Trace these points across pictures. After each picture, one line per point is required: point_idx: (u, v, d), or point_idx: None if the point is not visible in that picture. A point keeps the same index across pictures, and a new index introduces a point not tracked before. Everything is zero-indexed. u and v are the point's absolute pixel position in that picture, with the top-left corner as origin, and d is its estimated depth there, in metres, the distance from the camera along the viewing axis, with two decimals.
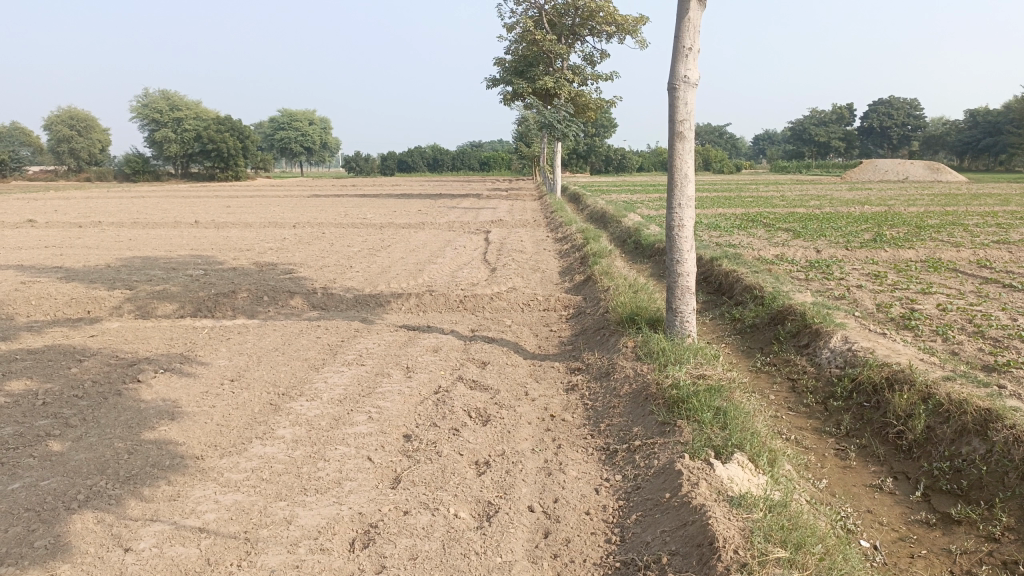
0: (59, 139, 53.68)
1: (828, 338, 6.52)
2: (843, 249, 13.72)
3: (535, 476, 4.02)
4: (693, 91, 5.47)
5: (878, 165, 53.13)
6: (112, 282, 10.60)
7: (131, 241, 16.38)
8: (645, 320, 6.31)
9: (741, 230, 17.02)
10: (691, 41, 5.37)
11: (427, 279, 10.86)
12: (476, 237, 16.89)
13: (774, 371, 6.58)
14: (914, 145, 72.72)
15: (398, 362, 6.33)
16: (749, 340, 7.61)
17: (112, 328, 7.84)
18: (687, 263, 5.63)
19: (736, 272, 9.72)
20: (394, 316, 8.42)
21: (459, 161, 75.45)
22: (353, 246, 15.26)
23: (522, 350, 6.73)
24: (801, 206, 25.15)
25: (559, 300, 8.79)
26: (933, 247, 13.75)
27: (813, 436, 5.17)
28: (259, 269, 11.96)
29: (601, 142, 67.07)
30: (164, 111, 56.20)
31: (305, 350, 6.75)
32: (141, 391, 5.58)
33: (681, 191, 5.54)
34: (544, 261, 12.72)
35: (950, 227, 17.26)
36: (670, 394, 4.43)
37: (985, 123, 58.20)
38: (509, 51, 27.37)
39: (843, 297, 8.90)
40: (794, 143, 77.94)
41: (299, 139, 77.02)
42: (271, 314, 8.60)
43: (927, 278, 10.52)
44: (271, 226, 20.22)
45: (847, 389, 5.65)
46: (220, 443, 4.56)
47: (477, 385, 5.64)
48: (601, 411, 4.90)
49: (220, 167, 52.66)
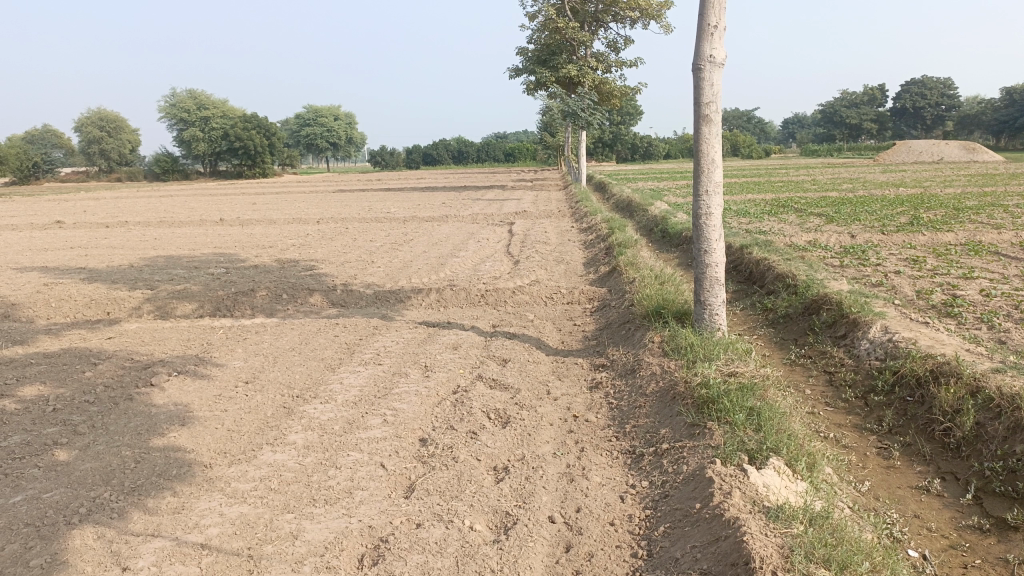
0: (90, 140, 54.35)
1: (867, 328, 6.20)
2: (879, 233, 13.27)
3: (557, 483, 3.79)
4: (720, 71, 5.18)
5: (912, 146, 51.90)
6: (134, 282, 10.54)
7: (156, 241, 16.39)
8: (672, 313, 6.04)
9: (771, 216, 16.59)
10: (716, 19, 5.08)
11: (449, 273, 10.67)
12: (499, 230, 16.68)
13: (809, 364, 6.27)
14: (948, 125, 70.95)
15: (416, 360, 6.12)
16: (782, 331, 7.30)
17: (129, 330, 7.74)
18: (716, 253, 5.35)
19: (766, 260, 9.40)
20: (414, 312, 8.22)
21: (484, 153, 75.26)
22: (376, 241, 15.12)
23: (544, 345, 6.49)
24: (832, 190, 24.55)
25: (583, 293, 8.53)
26: (973, 230, 13.25)
27: (853, 434, 4.87)
28: (281, 266, 11.86)
29: (626, 130, 66.54)
30: (191, 110, 56.63)
31: (321, 349, 6.57)
32: (153, 396, 5.44)
33: (707, 176, 5.26)
34: (568, 252, 12.47)
35: (989, 208, 16.69)
36: (699, 394, 4.16)
37: (1022, 101, 56.51)
38: (531, 41, 27.07)
39: (880, 284, 8.53)
40: (824, 126, 76.53)
41: (324, 135, 77.33)
42: (289, 312, 8.45)
43: (968, 262, 10.09)
44: (295, 222, 20.16)
45: (888, 382, 5.34)
46: (229, 450, 4.39)
47: (497, 384, 5.42)
48: (626, 411, 4.65)
49: (248, 164, 53.12)
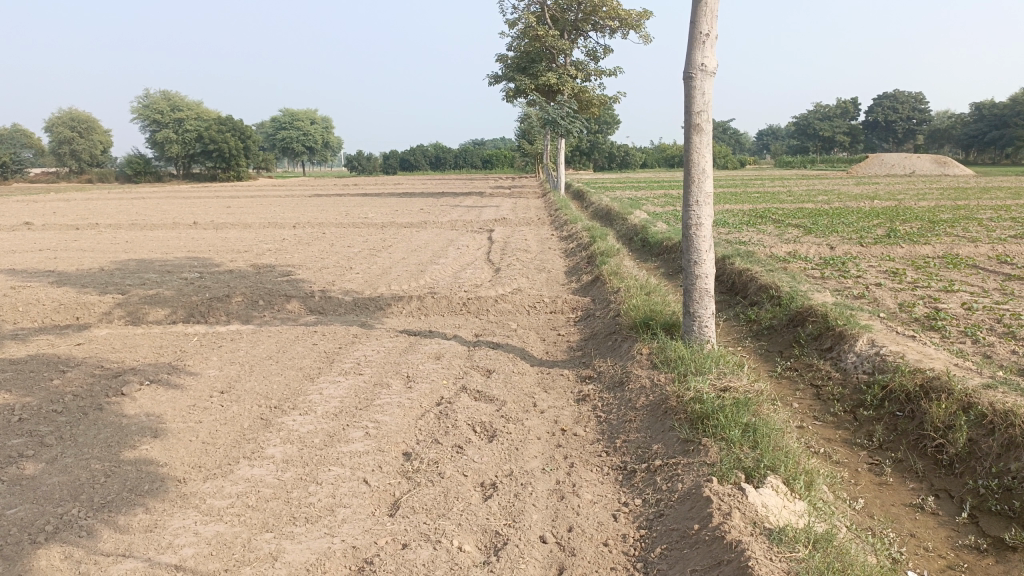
0: (60, 141, 53.39)
1: (853, 341, 6.15)
2: (857, 245, 13.35)
3: (547, 500, 3.67)
4: (712, 80, 5.11)
5: (884, 159, 52.58)
6: (105, 287, 10.25)
7: (128, 244, 16.04)
8: (659, 324, 5.95)
9: (750, 227, 16.63)
10: (708, 27, 5.01)
11: (429, 280, 10.52)
12: (479, 237, 16.57)
13: (795, 377, 6.21)
14: (919, 138, 72.10)
15: (398, 370, 5.98)
16: (767, 343, 7.24)
17: (100, 336, 7.50)
18: (706, 264, 5.27)
19: (749, 271, 9.37)
20: (395, 320, 8.07)
21: (461, 159, 75.17)
22: (354, 246, 14.93)
23: (529, 356, 6.37)
24: (808, 201, 24.75)
25: (566, 302, 8.43)
26: (949, 243, 13.36)
27: (844, 450, 4.80)
28: (257, 272, 11.64)
29: (604, 139, 66.83)
30: (165, 111, 55.76)
31: (300, 358, 6.40)
32: (124, 405, 5.23)
33: (698, 186, 5.18)
34: (549, 260, 12.38)
35: (963, 221, 16.86)
36: (693, 408, 4.07)
37: (990, 116, 57.60)
38: (510, 48, 27.05)
39: (862, 296, 8.53)
40: (798, 139, 77.40)
41: (301, 139, 76.75)
42: (266, 319, 8.26)
43: (947, 275, 10.14)
44: (271, 227, 19.88)
45: (877, 397, 5.28)
46: (204, 464, 4.21)
47: (482, 396, 5.29)
48: (615, 425, 4.54)
49: (222, 167, 52.59)
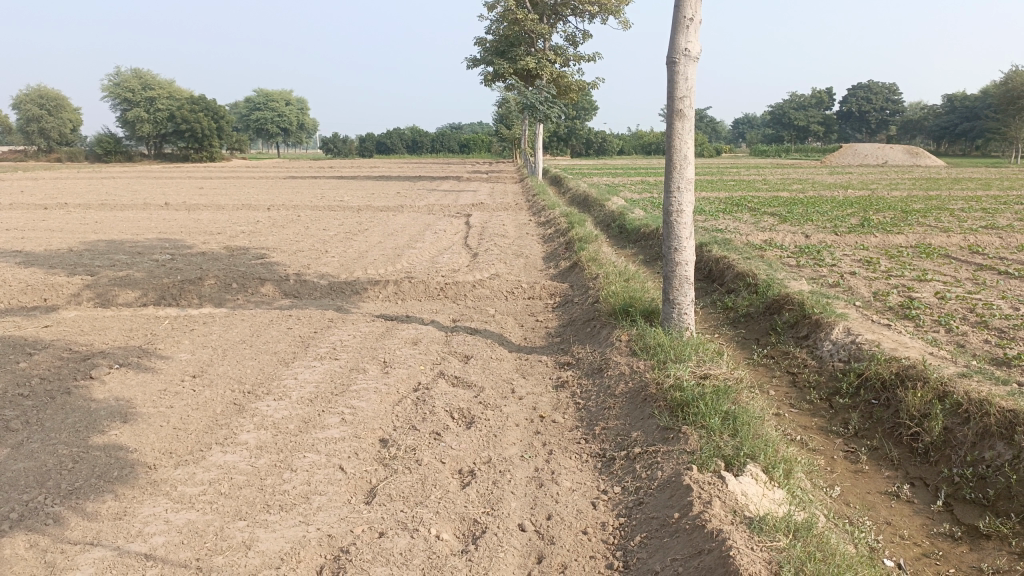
0: (29, 119, 52.13)
1: (830, 329, 6.18)
2: (832, 234, 13.44)
3: (525, 487, 3.63)
4: (694, 65, 5.05)
5: (857, 149, 53.15)
6: (74, 268, 10.03)
7: (98, 224, 15.72)
8: (638, 311, 5.93)
9: (726, 215, 16.71)
10: (692, 11, 4.95)
11: (406, 265, 10.42)
12: (456, 221, 16.46)
13: (772, 364, 6.23)
14: (892, 129, 72.99)
15: (375, 356, 5.90)
16: (744, 330, 7.26)
17: (68, 318, 7.33)
18: (686, 251, 5.25)
19: (726, 258, 9.39)
20: (371, 305, 7.97)
21: (439, 143, 74.79)
22: (330, 229, 14.77)
23: (507, 342, 6.32)
24: (784, 190, 24.93)
25: (544, 288, 8.39)
26: (922, 233, 13.50)
27: (821, 437, 4.82)
28: (230, 254, 11.47)
29: (581, 125, 66.83)
30: (137, 91, 54.59)
31: (274, 342, 6.30)
32: (93, 390, 5.11)
33: (680, 173, 5.14)
34: (526, 246, 12.32)
35: (936, 212, 17.07)
36: (672, 396, 4.05)
37: (962, 108, 58.45)
38: (489, 31, 26.84)
39: (838, 285, 8.59)
40: (773, 127, 77.94)
41: (275, 120, 75.77)
42: (240, 303, 8.13)
43: (920, 265, 10.24)
44: (244, 208, 19.59)
45: (853, 385, 5.31)
46: (176, 450, 4.13)
47: (459, 382, 5.24)
48: (594, 412, 4.52)
49: (195, 147, 51.83)
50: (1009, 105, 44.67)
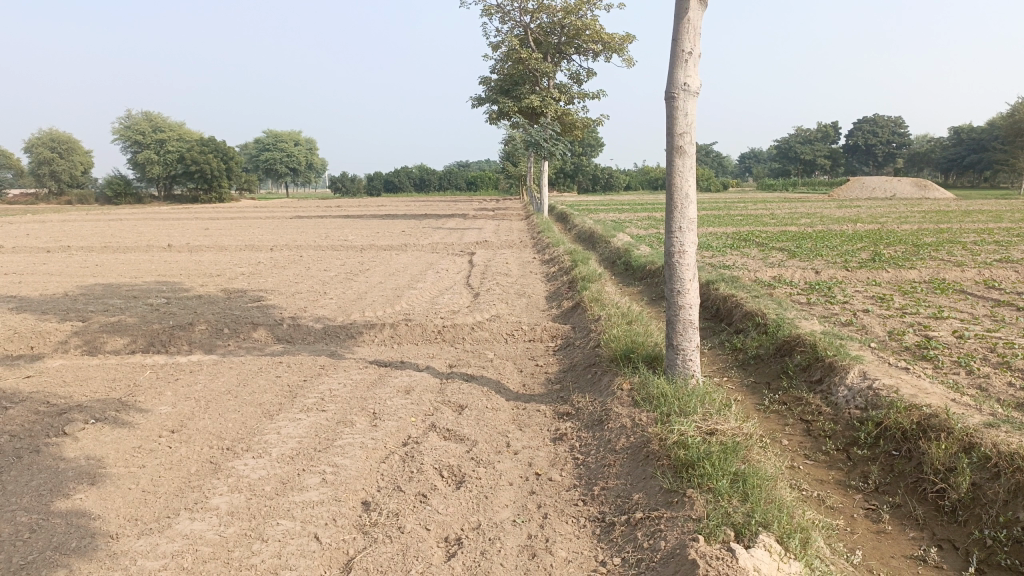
0: (40, 162, 52.64)
1: (844, 373, 5.85)
2: (843, 269, 13.15)
3: (516, 559, 3.31)
4: (695, 100, 4.82)
5: (865, 182, 53.06)
6: (66, 314, 9.81)
7: (98, 267, 15.57)
8: (641, 357, 5.63)
9: (734, 250, 16.44)
10: (690, 44, 4.74)
11: (405, 306, 10.18)
12: (459, 260, 16.27)
13: (784, 411, 5.90)
14: (898, 162, 73.01)
15: (364, 406, 5.61)
16: (753, 374, 6.94)
17: (51, 367, 7.06)
18: (690, 294, 4.96)
19: (734, 296, 9.09)
20: (365, 350, 7.70)
21: (446, 181, 75.23)
22: (331, 270, 14.57)
23: (504, 390, 6.01)
24: (792, 224, 24.71)
25: (545, 330, 8.11)
26: (936, 267, 13.16)
27: (839, 493, 4.48)
28: (227, 297, 11.24)
29: (588, 162, 67.10)
30: (147, 133, 55.05)
31: (261, 392, 6.01)
32: (64, 447, 4.83)
33: (681, 212, 4.88)
34: (529, 285, 12.07)
35: (948, 245, 16.77)
36: (676, 454, 3.74)
37: (969, 140, 58.49)
38: (494, 70, 26.94)
39: (851, 323, 8.27)
40: (779, 161, 78.04)
41: (284, 160, 76.37)
42: (230, 349, 7.87)
43: (935, 301, 9.92)
44: (247, 249, 19.45)
45: (872, 435, 4.98)
46: (142, 517, 3.82)
47: (451, 435, 4.93)
48: (593, 469, 4.20)
49: (204, 188, 52.18)
50: (1016, 136, 44.62)
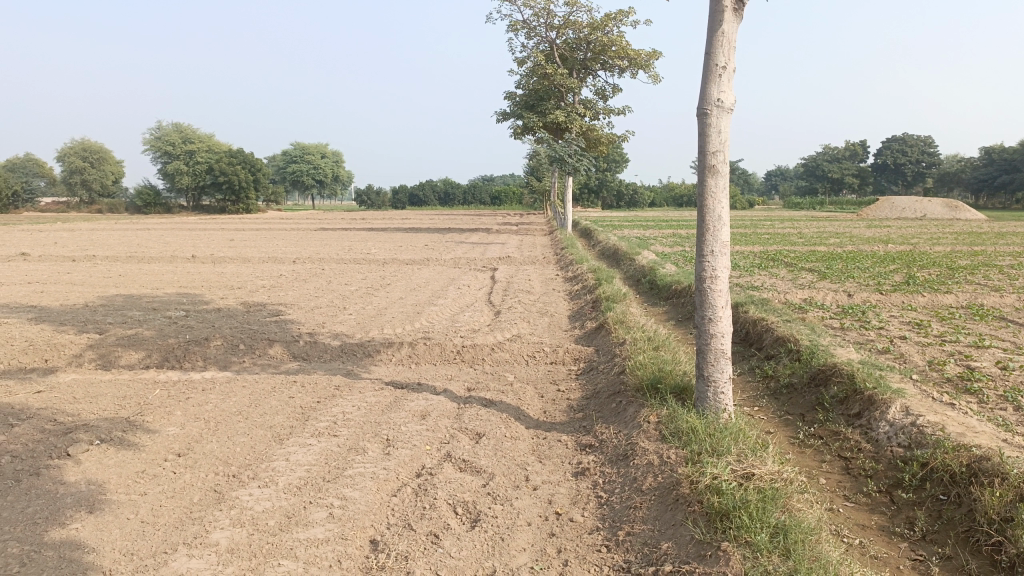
0: (72, 171, 53.46)
1: (885, 408, 5.52)
2: (876, 292, 12.75)
3: None
4: (729, 117, 4.56)
5: (895, 203, 52.22)
6: (84, 325, 9.69)
7: (121, 278, 15.55)
8: (669, 388, 5.35)
9: (762, 271, 16.08)
10: (725, 58, 4.49)
11: (425, 323, 9.97)
12: (481, 276, 16.07)
13: (820, 446, 5.58)
14: (928, 182, 71.94)
15: (378, 432, 5.38)
16: (786, 405, 6.62)
17: (62, 382, 6.91)
18: (722, 322, 4.68)
19: (764, 320, 8.77)
20: (382, 370, 7.48)
21: (471, 195, 75.32)
22: (352, 284, 14.43)
23: (524, 417, 5.74)
24: (820, 244, 24.28)
25: (568, 353, 7.85)
26: (972, 292, 12.73)
27: (882, 541, 4.17)
28: (247, 311, 11.08)
29: (613, 177, 66.95)
30: (177, 144, 55.67)
31: (272, 414, 5.80)
32: (65, 470, 4.64)
33: (713, 235, 4.60)
34: (552, 304, 11.84)
35: (983, 269, 16.29)
36: (709, 500, 3.46)
37: (1001, 161, 57.48)
38: (520, 85, 26.85)
39: (887, 351, 7.92)
40: (807, 179, 77.24)
41: (311, 172, 76.85)
42: (245, 366, 7.70)
43: (975, 328, 9.52)
44: (270, 262, 19.44)
45: (917, 477, 4.66)
46: (137, 552, 3.60)
47: (468, 467, 4.68)
48: (618, 510, 3.94)
49: (231, 199, 52.65)
50: None
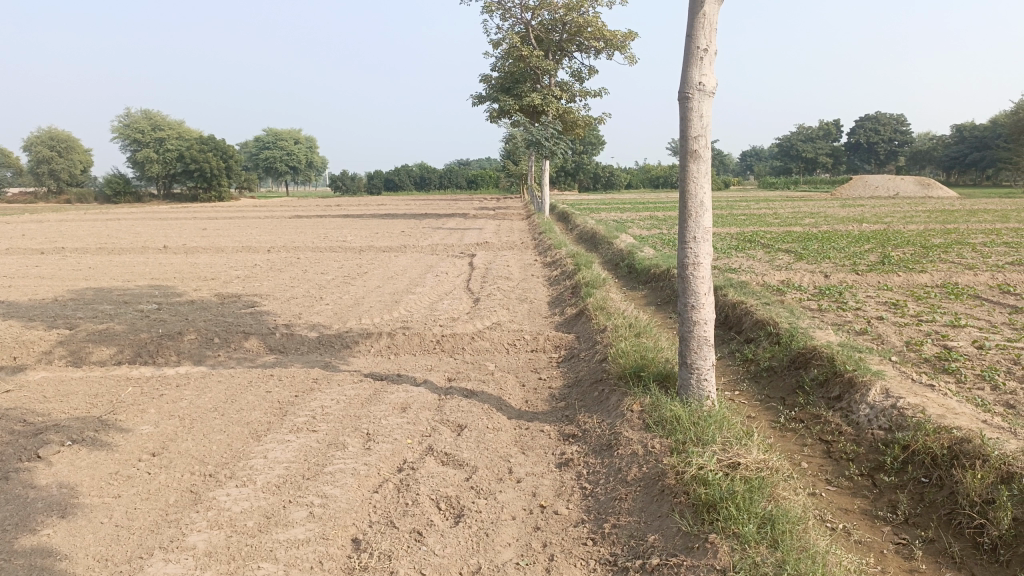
0: (38, 160, 52.40)
1: (865, 390, 5.53)
2: (852, 272, 12.82)
3: None
4: (710, 101, 4.50)
5: (868, 181, 52.64)
6: (53, 321, 9.47)
7: (92, 270, 15.24)
8: (652, 376, 5.31)
9: (740, 252, 16.12)
10: (706, 41, 4.42)
11: (403, 312, 9.87)
12: (459, 262, 15.96)
13: (802, 430, 5.58)
14: (901, 160, 72.61)
15: (358, 426, 5.29)
16: (767, 388, 6.62)
17: (32, 381, 6.74)
18: (705, 309, 4.64)
19: (743, 303, 8.77)
20: (361, 361, 7.39)
21: (447, 179, 74.92)
22: (328, 273, 14.26)
23: (506, 407, 5.69)
24: (796, 224, 24.42)
25: (548, 341, 7.80)
26: (946, 271, 12.84)
27: (865, 525, 4.17)
28: (221, 302, 10.91)
29: (589, 160, 66.86)
30: (147, 131, 54.73)
31: (249, 410, 5.70)
32: (35, 474, 4.51)
33: (696, 221, 4.56)
34: (531, 289, 11.78)
35: (956, 247, 16.45)
36: (696, 491, 3.42)
37: (971, 138, 58.11)
38: (495, 68, 26.63)
39: (866, 333, 7.95)
40: (781, 159, 77.68)
41: (285, 159, 75.97)
42: (220, 360, 7.56)
43: (951, 307, 9.60)
44: (244, 251, 19.17)
45: (898, 459, 4.66)
46: (112, 557, 3.50)
47: (450, 460, 4.62)
48: (603, 502, 3.90)
49: (204, 187, 51.92)
50: None
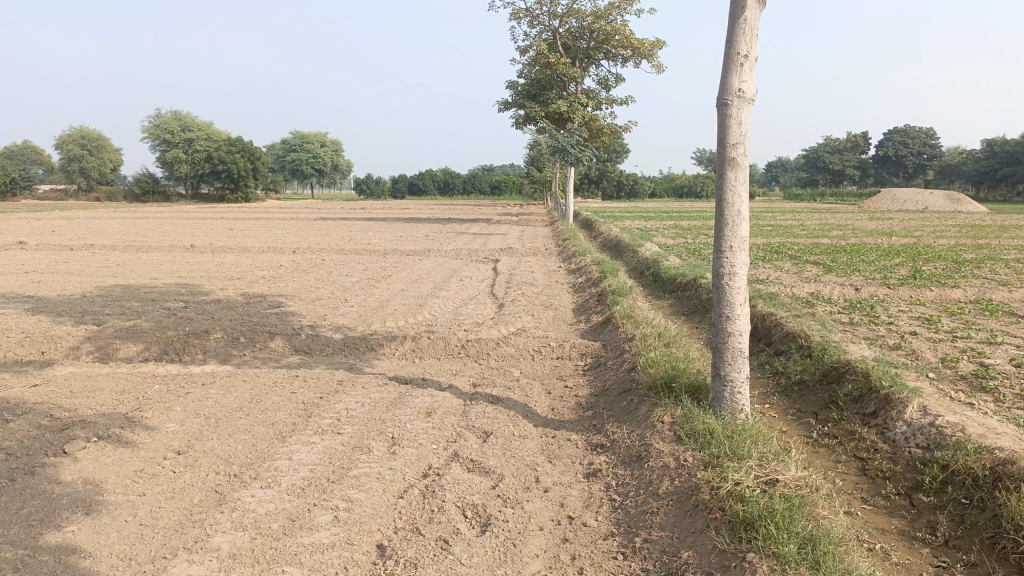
0: (70, 158, 53.17)
1: (902, 407, 5.38)
2: (883, 286, 12.60)
3: None
4: (750, 107, 4.40)
5: (896, 195, 51.96)
6: (81, 317, 9.52)
7: (120, 267, 15.37)
8: (683, 387, 5.21)
9: (766, 263, 15.93)
10: (747, 47, 4.32)
11: (427, 316, 9.82)
12: (482, 267, 15.91)
13: (835, 446, 5.45)
14: (930, 173, 71.67)
15: (382, 429, 5.24)
16: (798, 403, 6.48)
17: (59, 376, 6.76)
18: (740, 321, 4.54)
19: (773, 314, 8.62)
20: (385, 364, 7.34)
21: (471, 185, 75.07)
22: (352, 275, 14.27)
23: (532, 415, 5.60)
24: (824, 236, 24.09)
25: (575, 348, 7.71)
26: (980, 286, 12.57)
27: (904, 546, 4.04)
28: (247, 302, 10.93)
29: (613, 168, 66.74)
30: (176, 132, 55.36)
31: (274, 410, 5.67)
32: (61, 469, 4.50)
33: (732, 231, 4.45)
34: (556, 296, 11.70)
35: (989, 262, 16.15)
36: (732, 508, 3.33)
37: (1002, 153, 57.27)
38: (522, 75, 26.61)
39: (899, 348, 7.78)
40: (808, 171, 76.95)
41: (310, 161, 76.51)
42: (245, 360, 7.56)
43: (986, 323, 9.38)
44: (270, 251, 19.25)
45: (938, 480, 4.52)
46: (136, 557, 3.46)
47: (476, 467, 4.55)
48: (633, 515, 3.81)
49: (231, 188, 52.38)
50: None
